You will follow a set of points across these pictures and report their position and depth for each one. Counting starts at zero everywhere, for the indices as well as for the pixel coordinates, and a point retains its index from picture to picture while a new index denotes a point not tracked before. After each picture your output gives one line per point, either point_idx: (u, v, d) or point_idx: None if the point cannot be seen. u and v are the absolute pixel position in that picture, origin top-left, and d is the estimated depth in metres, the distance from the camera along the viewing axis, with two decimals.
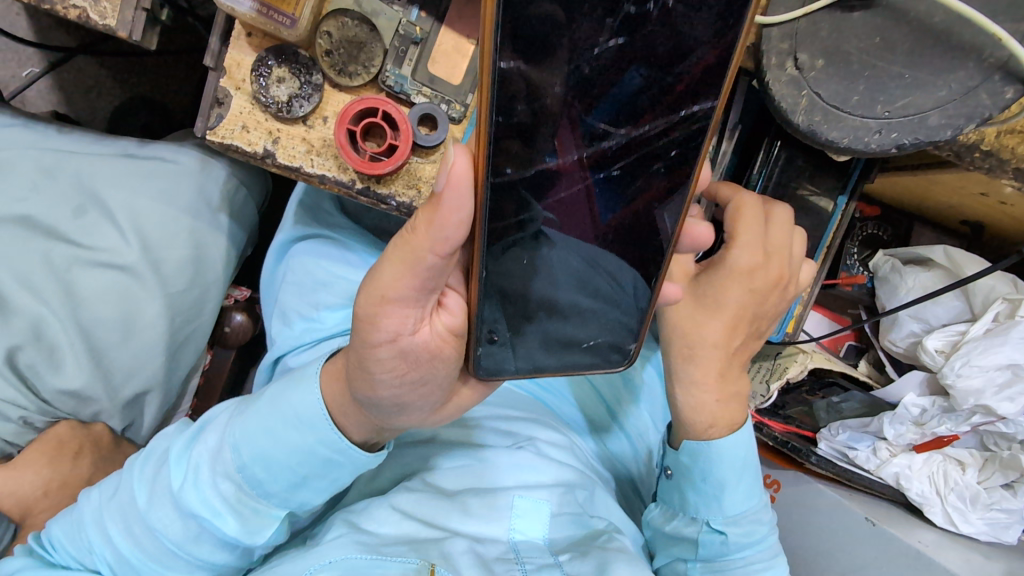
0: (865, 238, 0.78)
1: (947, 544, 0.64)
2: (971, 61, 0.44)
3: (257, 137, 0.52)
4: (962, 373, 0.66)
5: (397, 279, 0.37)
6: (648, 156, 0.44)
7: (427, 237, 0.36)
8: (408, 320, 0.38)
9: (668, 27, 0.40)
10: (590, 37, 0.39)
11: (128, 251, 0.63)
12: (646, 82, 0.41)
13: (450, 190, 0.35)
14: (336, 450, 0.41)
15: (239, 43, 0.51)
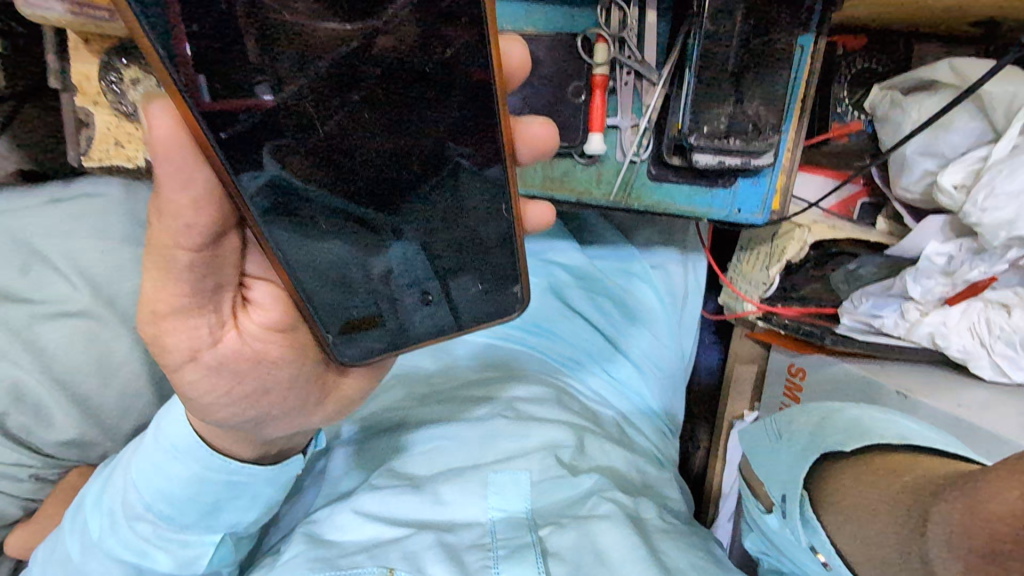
0: (856, 74, 0.67)
1: (1003, 399, 0.55)
2: None
3: (133, 150, 0.50)
4: (987, 207, 0.56)
5: (165, 287, 0.36)
6: (423, 59, 0.35)
7: (166, 234, 0.34)
8: (200, 332, 0.38)
9: None
10: None
11: (78, 296, 0.63)
12: None
13: (163, 177, 0.33)
14: (229, 473, 0.44)
15: (80, 53, 0.48)
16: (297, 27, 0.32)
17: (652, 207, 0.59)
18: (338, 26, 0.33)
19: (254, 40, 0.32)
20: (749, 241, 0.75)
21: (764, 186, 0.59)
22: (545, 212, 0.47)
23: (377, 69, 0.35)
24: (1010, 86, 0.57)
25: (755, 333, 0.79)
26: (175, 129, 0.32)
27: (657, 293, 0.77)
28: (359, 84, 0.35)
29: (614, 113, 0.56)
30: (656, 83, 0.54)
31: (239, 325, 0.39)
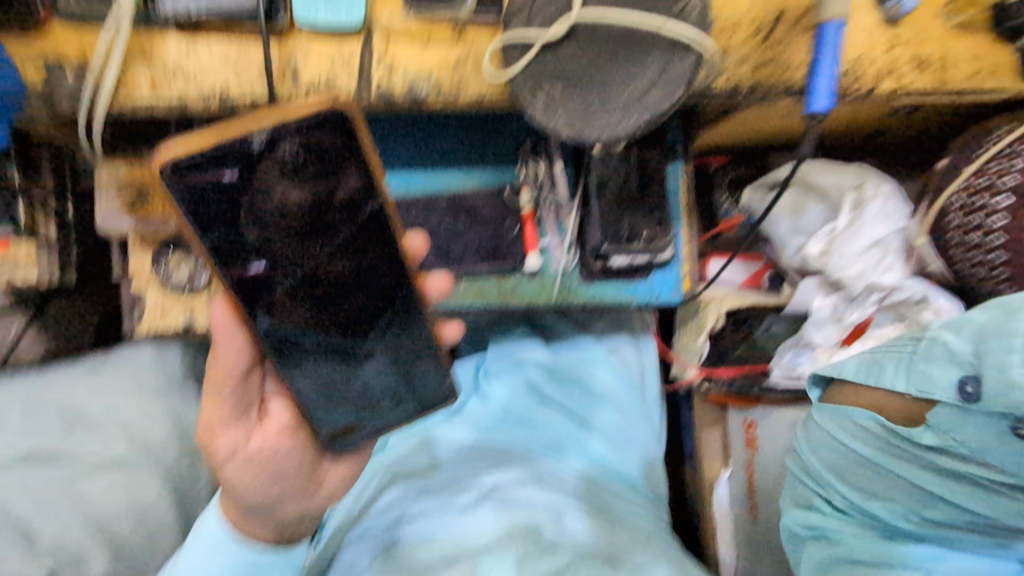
0: (732, 180, 0.86)
1: None
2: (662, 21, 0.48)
3: (175, 317, 0.63)
4: (841, 265, 0.73)
5: (212, 408, 0.52)
6: (373, 272, 0.47)
7: (223, 371, 0.50)
8: (237, 434, 0.53)
9: (318, 172, 0.41)
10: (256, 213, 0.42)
11: (118, 446, 0.73)
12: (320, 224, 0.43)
13: (220, 342, 0.49)
14: (255, 555, 0.56)
15: (135, 250, 0.61)
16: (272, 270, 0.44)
17: (589, 300, 0.74)
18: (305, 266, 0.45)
19: (244, 279, 0.44)
20: (683, 319, 0.90)
21: (673, 274, 0.75)
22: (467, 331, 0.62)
23: (330, 282, 0.46)
24: (834, 176, 0.76)
25: (712, 400, 0.91)
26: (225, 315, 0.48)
27: (620, 379, 0.87)
28: (316, 293, 0.46)
29: (546, 236, 0.73)
30: (570, 211, 0.71)
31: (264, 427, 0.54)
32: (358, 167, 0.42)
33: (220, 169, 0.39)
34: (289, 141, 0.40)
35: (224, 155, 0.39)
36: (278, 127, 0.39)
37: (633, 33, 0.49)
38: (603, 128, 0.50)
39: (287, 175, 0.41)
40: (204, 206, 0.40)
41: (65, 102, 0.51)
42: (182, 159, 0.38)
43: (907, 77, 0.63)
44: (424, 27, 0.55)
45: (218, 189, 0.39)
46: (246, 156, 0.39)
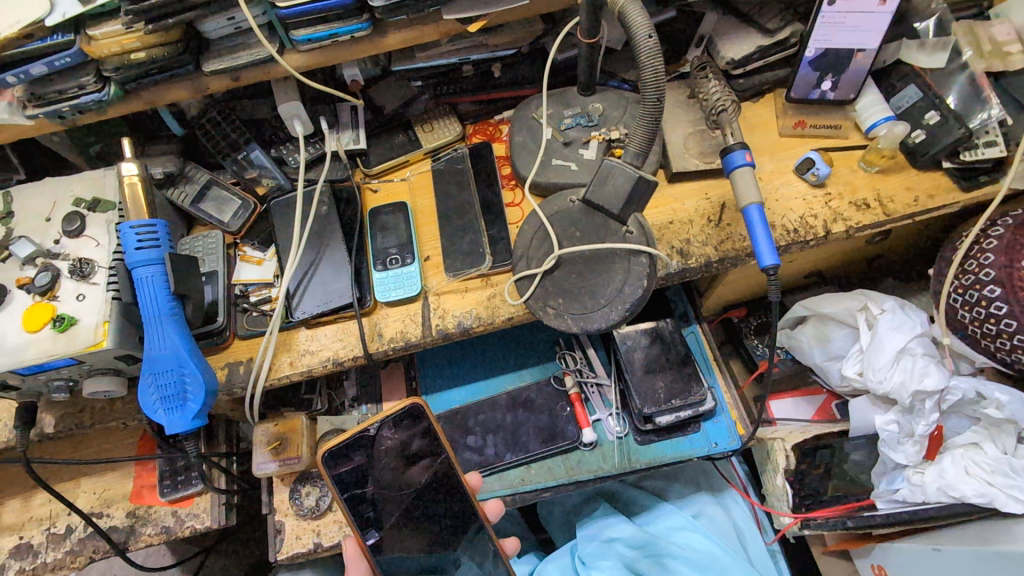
0: (757, 328, 0.96)
1: None
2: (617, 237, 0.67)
3: (306, 537, 0.77)
4: (881, 378, 0.75)
5: None
6: (450, 502, 0.67)
7: None
8: None
9: (408, 440, 0.65)
10: (376, 473, 0.65)
11: None
12: (417, 470, 0.66)
13: (350, 564, 0.70)
14: None
15: (278, 487, 0.80)
16: (384, 511, 0.66)
17: (650, 462, 0.79)
18: (407, 503, 0.67)
19: (368, 520, 0.65)
20: (761, 464, 0.91)
21: (724, 421, 0.81)
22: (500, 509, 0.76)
23: (416, 516, 0.67)
24: (839, 303, 0.83)
25: (829, 547, 0.87)
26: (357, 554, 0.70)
27: (711, 539, 0.88)
28: (412, 522, 0.67)
29: (595, 411, 0.83)
30: (610, 384, 0.83)
31: None
32: (434, 434, 0.65)
33: (346, 450, 0.63)
34: (391, 426, 0.64)
35: (355, 439, 0.63)
36: (381, 419, 0.63)
37: (602, 251, 0.67)
38: (600, 319, 0.67)
39: (391, 446, 0.65)
40: (345, 472, 0.64)
41: (238, 387, 0.75)
42: (332, 445, 0.62)
43: (851, 217, 0.79)
44: (462, 282, 0.79)
45: (346, 465, 0.63)
46: (366, 440, 0.63)
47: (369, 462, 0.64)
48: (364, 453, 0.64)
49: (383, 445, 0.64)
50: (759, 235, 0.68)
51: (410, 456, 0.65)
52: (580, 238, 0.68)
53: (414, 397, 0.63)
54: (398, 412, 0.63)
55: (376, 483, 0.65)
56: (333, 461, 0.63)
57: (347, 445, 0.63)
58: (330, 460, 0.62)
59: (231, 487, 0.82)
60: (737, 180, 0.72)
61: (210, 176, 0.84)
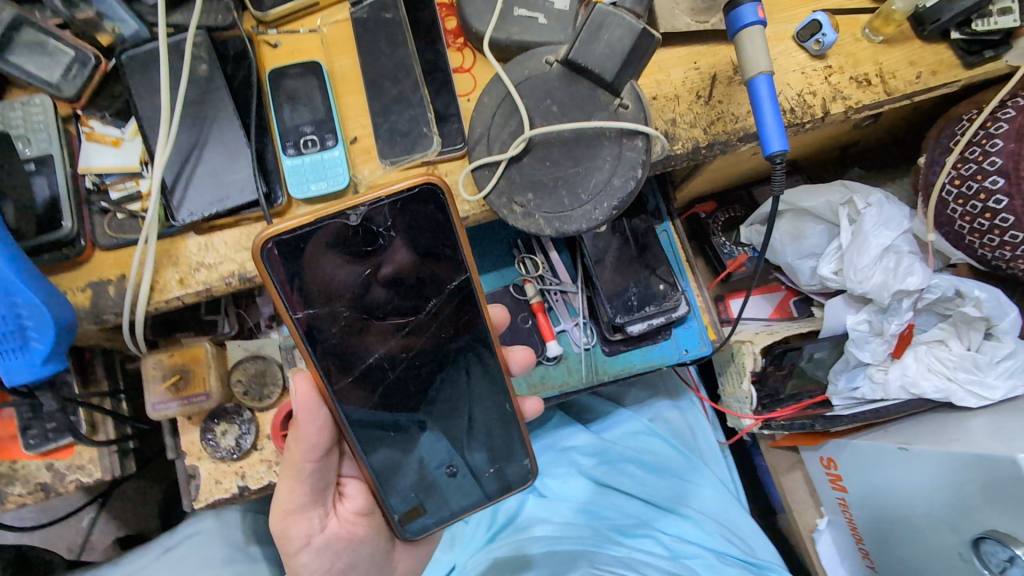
0: (725, 224, 0.88)
1: (997, 423, 0.64)
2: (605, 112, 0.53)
3: (228, 482, 0.65)
4: (862, 279, 0.71)
5: (292, 490, 0.58)
6: (448, 334, 0.54)
7: (302, 446, 0.55)
8: (312, 519, 0.60)
9: (402, 241, 0.49)
10: (353, 284, 0.50)
11: None
12: (409, 290, 0.52)
13: (301, 409, 0.53)
14: None
15: (185, 428, 0.66)
16: (362, 338, 0.52)
17: (619, 374, 0.73)
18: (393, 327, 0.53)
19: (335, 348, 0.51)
20: (721, 367, 0.88)
21: (695, 326, 0.75)
22: (526, 354, 0.65)
23: (401, 348, 0.53)
24: (821, 196, 0.77)
25: (780, 441, 0.88)
26: (315, 403, 0.53)
27: (668, 442, 0.87)
28: (395, 357, 0.54)
29: (559, 322, 0.74)
30: (576, 293, 0.73)
31: (337, 513, 0.63)
32: (437, 240, 0.50)
33: (310, 243, 0.47)
34: (382, 216, 0.48)
35: (327, 225, 0.47)
36: (371, 201, 0.47)
37: (586, 133, 0.53)
38: (581, 220, 0.55)
39: (379, 245, 0.49)
40: (306, 272, 0.48)
41: (112, 314, 0.58)
42: (286, 233, 0.46)
43: (851, 97, 0.69)
44: (403, 171, 0.62)
45: (308, 266, 0.48)
46: (344, 229, 0.48)
47: (347, 261, 0.49)
48: (342, 250, 0.48)
49: (367, 245, 0.49)
50: (767, 116, 0.57)
51: (407, 266, 0.50)
52: (559, 115, 0.53)
53: (425, 176, 0.47)
54: (399, 193, 0.47)
55: (353, 297, 0.50)
56: (288, 258, 0.47)
57: (311, 236, 0.47)
58: (281, 250, 0.46)
59: (123, 431, 0.67)
60: (744, 45, 0.58)
61: (18, 12, 0.58)
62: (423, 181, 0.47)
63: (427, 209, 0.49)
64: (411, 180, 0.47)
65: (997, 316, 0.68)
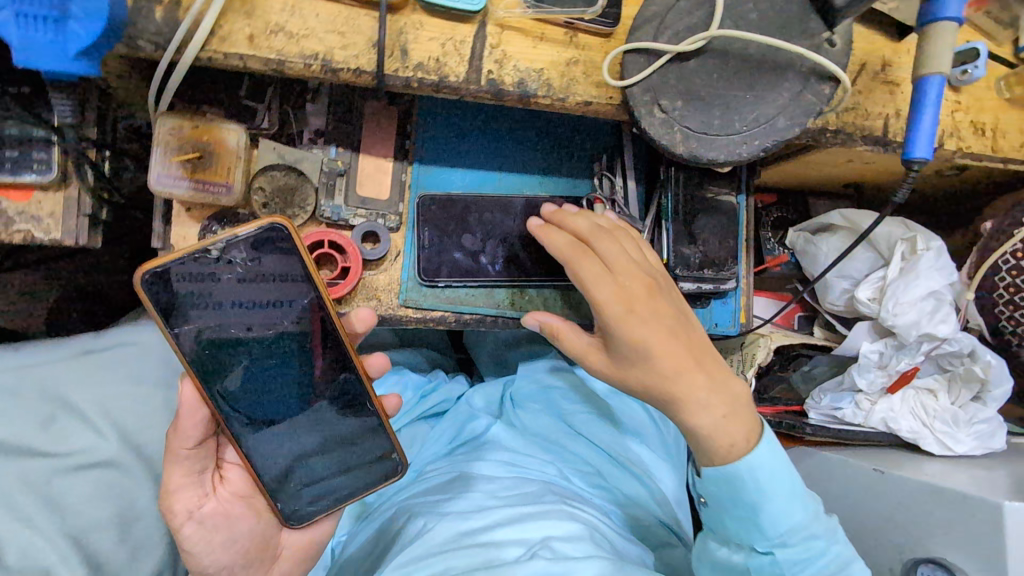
0: (774, 221, 0.88)
1: (954, 469, 0.68)
2: (798, 41, 0.47)
3: None
4: (897, 312, 0.73)
5: (173, 477, 0.51)
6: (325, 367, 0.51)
7: (176, 438, 0.50)
8: (197, 496, 0.52)
9: (264, 274, 0.46)
10: (234, 309, 0.47)
11: (107, 445, 0.64)
12: (293, 320, 0.49)
13: (180, 413, 0.48)
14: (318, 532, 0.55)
15: (180, 219, 0.55)
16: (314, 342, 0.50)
17: None
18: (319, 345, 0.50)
19: (207, 379, 0.48)
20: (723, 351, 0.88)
21: (731, 305, 0.75)
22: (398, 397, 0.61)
23: (335, 361, 0.51)
24: (884, 226, 0.77)
25: None
26: (195, 403, 0.48)
27: (648, 410, 0.86)
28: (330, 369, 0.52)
29: None
30: (642, 230, 0.69)
31: (217, 491, 0.54)
32: (306, 280, 0.47)
33: (186, 278, 0.44)
34: (241, 249, 0.45)
35: (194, 258, 0.44)
36: (230, 237, 0.44)
37: (770, 60, 0.48)
38: (723, 149, 0.50)
39: (241, 277, 0.46)
40: (187, 298, 0.45)
41: (147, 44, 0.45)
42: (159, 267, 0.43)
43: (965, 140, 0.68)
44: (541, 23, 0.53)
45: (187, 286, 0.45)
46: (204, 265, 0.45)
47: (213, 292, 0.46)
48: (201, 283, 0.45)
49: (233, 275, 0.46)
50: (928, 120, 0.54)
51: (303, 301, 0.48)
52: (753, 26, 0.47)
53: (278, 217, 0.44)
54: (254, 230, 0.44)
55: (235, 327, 0.48)
56: (166, 287, 0.44)
57: (184, 265, 0.44)
58: (159, 278, 0.43)
59: (100, 197, 0.54)
60: (930, 37, 0.54)
61: None
62: (277, 221, 0.44)
63: (281, 248, 0.46)
64: (267, 219, 0.44)
65: (993, 383, 0.72)
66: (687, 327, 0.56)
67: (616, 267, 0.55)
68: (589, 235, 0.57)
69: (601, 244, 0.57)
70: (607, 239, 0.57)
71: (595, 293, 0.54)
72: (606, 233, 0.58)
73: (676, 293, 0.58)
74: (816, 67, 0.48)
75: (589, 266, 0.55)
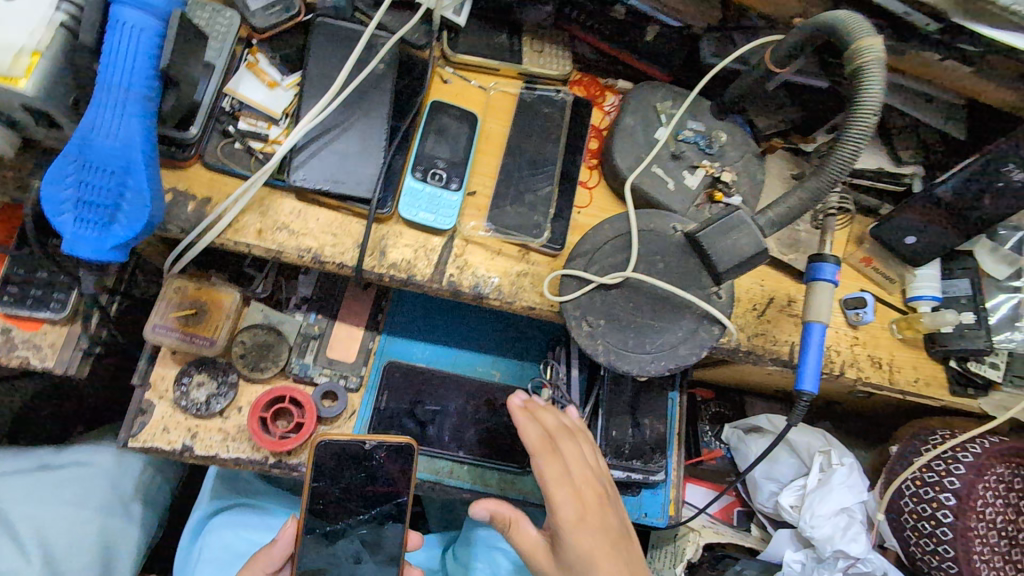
0: (713, 415, 0.95)
1: None
2: (695, 288, 0.59)
3: (176, 435, 0.61)
4: (814, 524, 0.77)
5: None
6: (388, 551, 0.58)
7: (264, 559, 0.60)
8: None
9: (385, 475, 0.58)
10: (353, 480, 0.58)
11: (26, 569, 0.64)
12: (384, 500, 0.58)
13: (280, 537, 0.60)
14: None
15: (164, 361, 0.63)
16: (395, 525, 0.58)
17: None
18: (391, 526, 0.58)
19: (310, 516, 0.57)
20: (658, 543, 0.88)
21: (661, 496, 0.79)
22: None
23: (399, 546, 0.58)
24: (805, 436, 0.85)
25: None
26: (290, 540, 0.59)
27: None
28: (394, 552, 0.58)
29: None
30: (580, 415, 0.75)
31: None
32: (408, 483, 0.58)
33: (341, 450, 0.57)
34: (383, 450, 0.58)
35: (347, 445, 0.57)
36: (381, 440, 0.57)
37: (676, 299, 0.59)
38: (635, 365, 0.59)
39: (371, 470, 0.58)
40: (328, 467, 0.57)
41: (176, 227, 0.57)
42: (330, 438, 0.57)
43: (864, 371, 0.78)
44: (500, 240, 0.66)
45: (336, 465, 0.57)
46: (357, 449, 0.58)
47: (350, 468, 0.58)
48: (347, 468, 0.57)
49: (371, 468, 0.58)
50: (812, 361, 0.65)
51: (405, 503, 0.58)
52: (661, 272, 0.59)
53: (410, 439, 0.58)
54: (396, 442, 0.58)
55: (345, 494, 0.58)
56: (325, 453, 0.57)
57: (338, 444, 0.57)
58: (322, 445, 0.57)
59: (100, 333, 0.63)
60: (815, 292, 0.66)
61: None
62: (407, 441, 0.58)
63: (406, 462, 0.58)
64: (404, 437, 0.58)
65: None
66: (625, 541, 0.57)
67: (575, 469, 0.57)
68: (555, 431, 0.58)
69: (564, 443, 0.58)
70: (569, 437, 0.58)
71: (552, 493, 0.55)
72: (568, 431, 0.59)
73: (620, 507, 0.60)
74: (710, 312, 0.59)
75: (552, 465, 0.55)
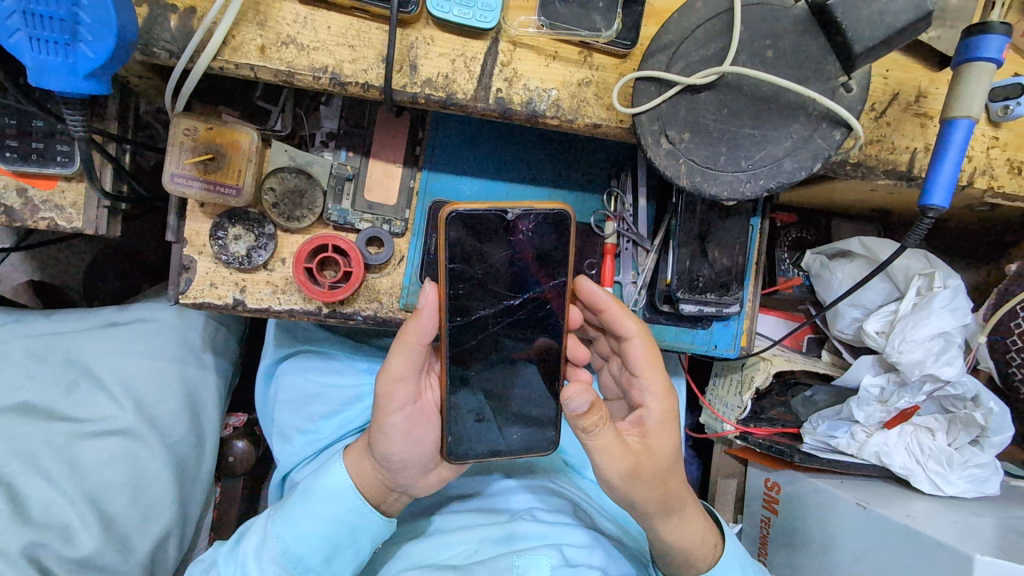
0: (793, 241, 0.85)
1: (941, 511, 0.68)
2: (814, 81, 0.45)
3: (224, 290, 0.58)
4: (903, 349, 0.71)
5: (402, 366, 0.56)
6: (540, 308, 0.58)
7: (414, 335, 0.55)
8: (411, 392, 0.57)
9: (534, 244, 0.56)
10: (495, 256, 0.56)
11: (124, 415, 0.68)
12: (531, 270, 0.57)
13: (425, 309, 0.54)
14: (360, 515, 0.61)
15: (194, 215, 0.57)
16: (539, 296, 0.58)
17: None
18: (539, 294, 0.58)
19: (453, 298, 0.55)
20: (722, 369, 0.88)
21: (733, 328, 0.74)
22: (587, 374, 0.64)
23: (548, 313, 0.58)
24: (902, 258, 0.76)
25: (735, 450, 0.92)
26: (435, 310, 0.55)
27: None
28: (546, 316, 0.59)
29: (619, 272, 0.70)
30: (649, 250, 0.69)
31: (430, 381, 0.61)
32: (552, 247, 0.56)
33: (478, 225, 0.54)
34: (528, 220, 0.55)
35: (487, 216, 0.54)
36: (528, 208, 0.54)
37: (785, 98, 0.47)
38: (726, 186, 0.49)
39: (517, 241, 0.55)
40: (465, 241, 0.54)
41: (162, 50, 0.46)
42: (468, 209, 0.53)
43: (998, 179, 0.65)
44: (555, 40, 0.52)
45: (480, 235, 0.54)
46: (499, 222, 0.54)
47: (492, 242, 0.55)
48: (491, 237, 0.55)
49: (515, 238, 0.55)
50: (948, 169, 0.52)
51: (557, 273, 0.57)
52: (770, 63, 0.46)
53: (563, 204, 0.55)
54: (545, 209, 0.55)
55: (485, 269, 0.56)
56: (463, 225, 0.54)
57: (476, 216, 0.54)
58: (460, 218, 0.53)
59: (121, 188, 0.57)
60: (968, 77, 0.52)
61: None
62: (559, 208, 0.55)
63: (553, 231, 0.56)
64: (553, 204, 0.55)
65: (993, 430, 0.71)
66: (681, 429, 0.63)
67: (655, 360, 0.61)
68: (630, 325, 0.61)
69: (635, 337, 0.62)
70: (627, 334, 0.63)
71: (645, 372, 0.59)
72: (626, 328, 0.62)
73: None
74: (829, 113, 0.46)
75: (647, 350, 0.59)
